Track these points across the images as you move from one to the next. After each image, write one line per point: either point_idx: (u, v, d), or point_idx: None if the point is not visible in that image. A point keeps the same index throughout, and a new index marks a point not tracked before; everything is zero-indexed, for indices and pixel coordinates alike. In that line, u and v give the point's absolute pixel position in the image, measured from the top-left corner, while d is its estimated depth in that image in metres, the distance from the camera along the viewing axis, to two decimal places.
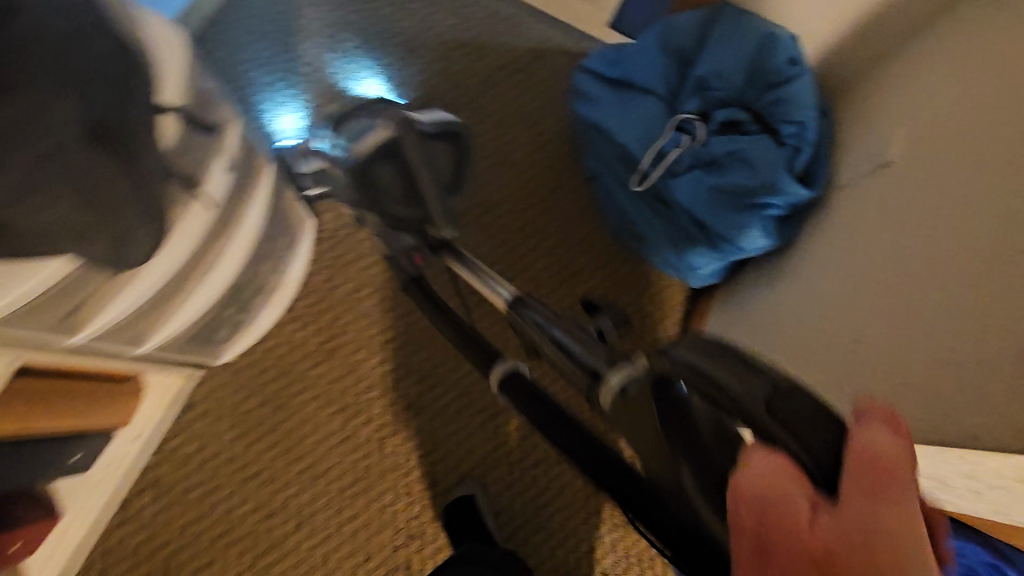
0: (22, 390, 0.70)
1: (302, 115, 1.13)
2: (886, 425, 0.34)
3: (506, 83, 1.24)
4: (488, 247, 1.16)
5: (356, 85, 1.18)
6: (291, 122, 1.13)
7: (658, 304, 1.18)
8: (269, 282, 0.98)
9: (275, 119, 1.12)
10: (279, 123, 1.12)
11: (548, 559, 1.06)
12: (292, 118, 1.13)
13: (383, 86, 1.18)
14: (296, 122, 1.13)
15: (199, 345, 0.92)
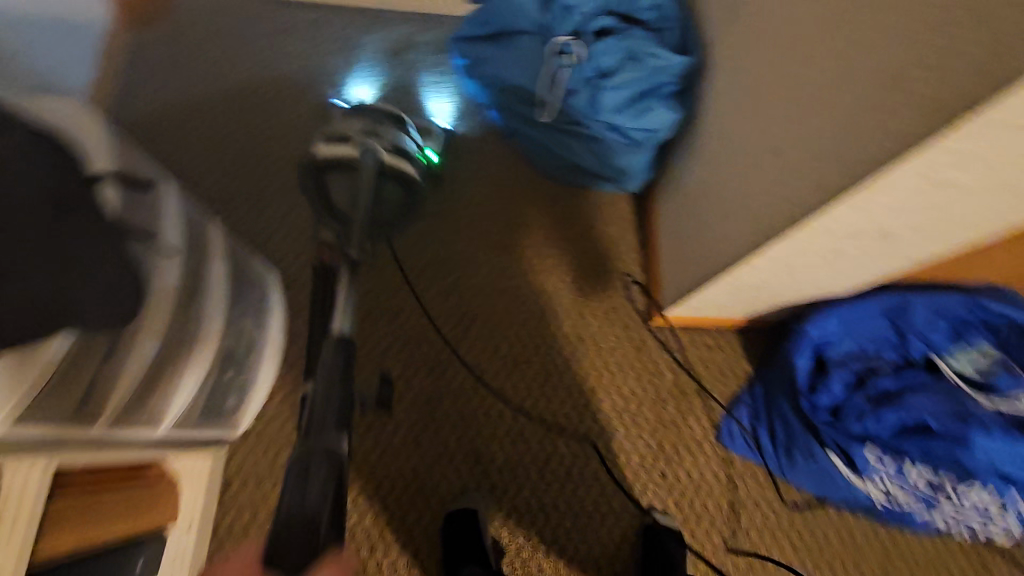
0: (65, 507, 0.70)
1: (375, 91, 1.28)
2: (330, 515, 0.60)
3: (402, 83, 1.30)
4: (442, 232, 1.21)
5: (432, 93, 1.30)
6: (361, 94, 1.27)
7: (614, 223, 1.25)
8: (257, 339, 1.01)
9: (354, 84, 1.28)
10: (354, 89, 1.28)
11: (608, 481, 1.10)
12: (368, 91, 1.28)
13: (451, 104, 1.29)
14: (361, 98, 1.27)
15: (212, 416, 0.95)
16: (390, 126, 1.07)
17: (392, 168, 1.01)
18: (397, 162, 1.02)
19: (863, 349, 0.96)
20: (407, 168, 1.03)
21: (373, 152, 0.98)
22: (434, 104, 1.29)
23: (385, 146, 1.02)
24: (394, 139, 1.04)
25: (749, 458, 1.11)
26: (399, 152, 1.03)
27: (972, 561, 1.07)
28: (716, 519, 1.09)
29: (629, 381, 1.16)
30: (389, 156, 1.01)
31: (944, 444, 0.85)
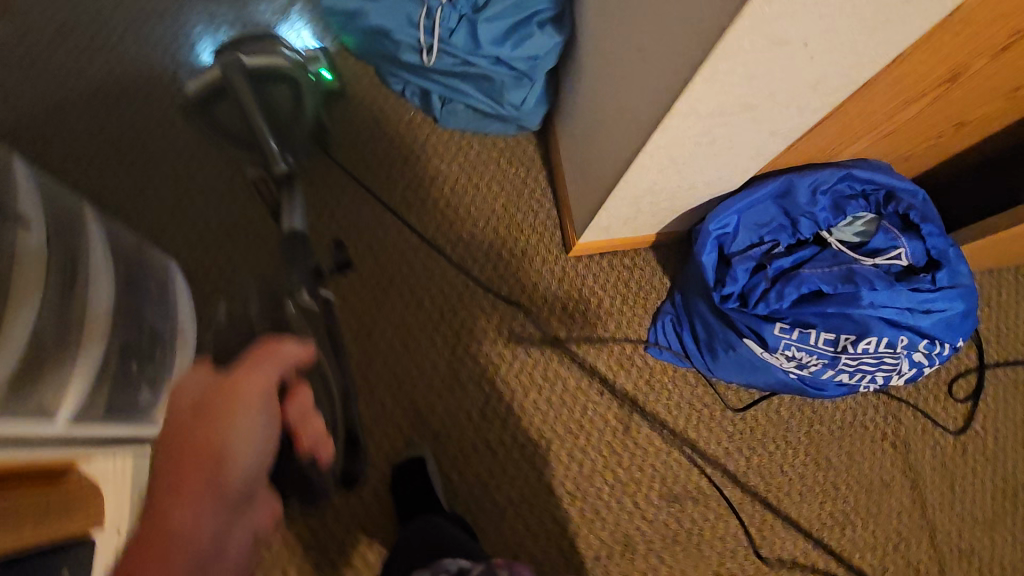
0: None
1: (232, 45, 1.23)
2: (266, 367, 0.66)
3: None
4: (348, 197, 1.20)
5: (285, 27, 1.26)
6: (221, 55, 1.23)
7: (520, 164, 1.26)
8: (163, 330, 1.00)
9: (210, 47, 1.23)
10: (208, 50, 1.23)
11: (549, 409, 1.13)
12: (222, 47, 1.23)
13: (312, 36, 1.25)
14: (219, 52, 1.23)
15: (126, 414, 0.91)
16: (256, 40, 1.08)
17: (258, 67, 1.05)
18: (259, 56, 1.05)
19: (760, 236, 1.01)
20: (279, 60, 1.06)
21: (235, 59, 1.03)
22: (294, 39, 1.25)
23: (248, 52, 1.06)
24: (266, 48, 1.07)
25: (678, 365, 1.18)
26: (261, 53, 1.06)
27: (879, 417, 1.21)
28: (655, 425, 1.15)
29: (555, 312, 1.19)
30: (257, 64, 1.05)
31: (835, 304, 0.92)
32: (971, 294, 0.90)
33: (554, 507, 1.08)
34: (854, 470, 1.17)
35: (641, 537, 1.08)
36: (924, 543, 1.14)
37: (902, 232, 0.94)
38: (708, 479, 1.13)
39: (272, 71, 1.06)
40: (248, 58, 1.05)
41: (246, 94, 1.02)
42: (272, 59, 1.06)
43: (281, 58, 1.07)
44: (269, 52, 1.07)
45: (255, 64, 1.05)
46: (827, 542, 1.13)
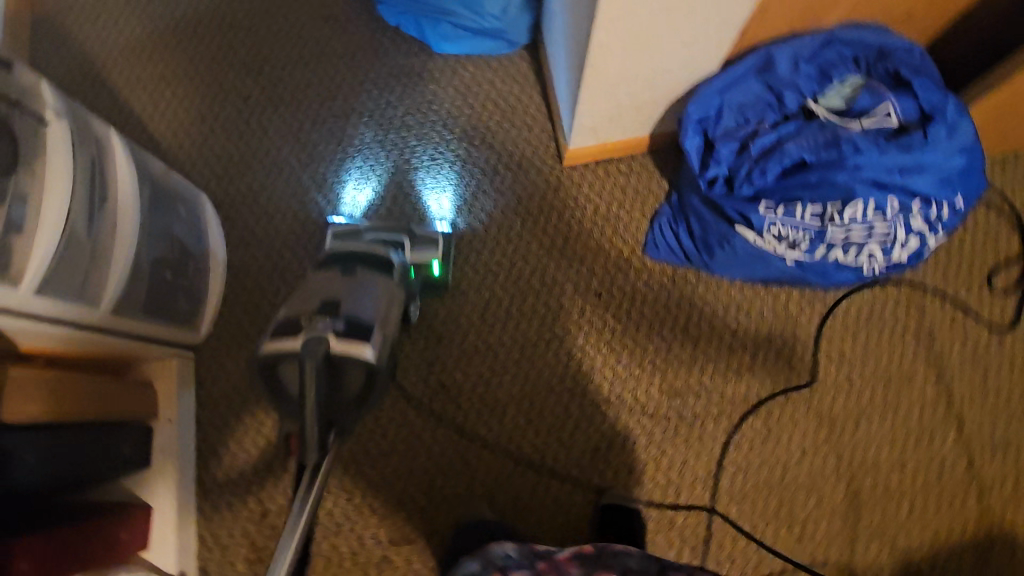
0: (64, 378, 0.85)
1: (370, 193, 1.24)
2: None
3: (409, 198, 1.23)
4: (352, 126, 1.28)
5: (427, 189, 1.24)
6: (357, 201, 1.24)
7: (513, 81, 1.29)
8: (196, 249, 1.12)
9: (349, 196, 1.24)
10: (351, 195, 1.25)
11: (548, 312, 1.16)
12: (361, 195, 1.24)
13: (449, 205, 1.22)
14: (356, 207, 1.24)
15: (166, 317, 1.04)
16: (371, 269, 0.93)
17: (340, 358, 0.78)
18: (349, 348, 0.78)
19: (745, 116, 0.98)
20: (369, 355, 0.79)
21: (322, 338, 0.77)
22: (431, 199, 1.23)
23: (339, 325, 0.80)
24: (381, 315, 0.87)
25: (676, 264, 1.17)
26: (362, 316, 0.85)
27: (899, 309, 1.15)
28: (655, 323, 1.15)
29: (551, 221, 1.21)
30: (344, 327, 0.80)
31: (818, 174, 0.89)
32: (967, 148, 0.86)
33: (554, 402, 1.11)
34: (869, 365, 1.12)
35: (641, 434, 1.10)
36: (950, 435, 1.08)
37: (893, 92, 0.90)
38: (711, 374, 1.13)
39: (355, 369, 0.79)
40: (341, 330, 0.80)
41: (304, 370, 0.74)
42: (362, 320, 0.83)
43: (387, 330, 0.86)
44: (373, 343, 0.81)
45: (341, 353, 0.78)
46: (839, 435, 1.09)
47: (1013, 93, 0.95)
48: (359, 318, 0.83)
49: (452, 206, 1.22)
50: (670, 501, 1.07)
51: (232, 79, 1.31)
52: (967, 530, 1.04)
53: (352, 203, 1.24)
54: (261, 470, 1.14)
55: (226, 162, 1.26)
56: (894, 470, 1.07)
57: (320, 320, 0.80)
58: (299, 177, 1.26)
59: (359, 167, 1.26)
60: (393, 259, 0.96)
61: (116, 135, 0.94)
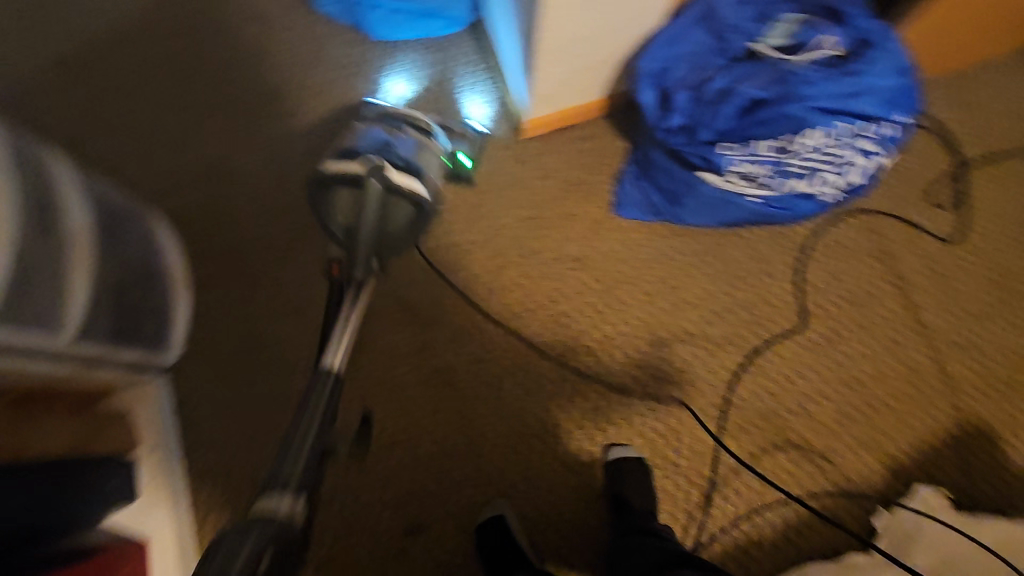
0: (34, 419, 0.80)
1: (413, 86, 1.26)
2: None
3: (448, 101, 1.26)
4: (304, 122, 1.25)
5: (464, 91, 1.26)
6: (398, 92, 1.26)
7: (461, 61, 1.28)
8: (156, 267, 1.07)
9: (389, 85, 1.26)
10: (393, 89, 1.26)
11: (531, 282, 1.16)
12: (403, 89, 1.26)
13: (485, 106, 1.25)
14: (395, 96, 1.26)
15: (135, 341, 0.99)
16: (418, 133, 1.04)
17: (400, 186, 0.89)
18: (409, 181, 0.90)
19: (696, 67, 1.01)
20: (421, 192, 0.90)
21: (386, 165, 0.89)
22: (469, 105, 1.26)
23: (400, 161, 0.91)
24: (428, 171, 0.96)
25: (647, 220, 1.20)
26: (413, 160, 0.94)
27: (857, 235, 1.21)
28: (634, 279, 1.18)
29: (520, 193, 1.21)
30: (401, 166, 0.91)
31: (772, 108, 0.93)
32: (902, 68, 0.91)
33: (548, 369, 1.12)
34: (837, 290, 1.18)
35: (637, 386, 1.12)
36: (918, 343, 1.15)
37: (829, 25, 0.95)
38: (695, 319, 1.16)
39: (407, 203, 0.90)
40: (401, 165, 0.91)
41: (370, 190, 0.88)
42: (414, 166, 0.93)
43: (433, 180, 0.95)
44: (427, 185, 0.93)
45: (395, 181, 0.88)
46: (820, 358, 1.15)
47: (929, 18, 1.03)
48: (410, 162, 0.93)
49: (489, 112, 1.26)
50: (674, 446, 1.10)
51: (168, 90, 1.26)
52: (945, 428, 1.11)
53: (392, 94, 1.26)
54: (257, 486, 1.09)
55: (172, 176, 1.21)
56: (874, 383, 1.14)
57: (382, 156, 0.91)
58: (255, 180, 1.22)
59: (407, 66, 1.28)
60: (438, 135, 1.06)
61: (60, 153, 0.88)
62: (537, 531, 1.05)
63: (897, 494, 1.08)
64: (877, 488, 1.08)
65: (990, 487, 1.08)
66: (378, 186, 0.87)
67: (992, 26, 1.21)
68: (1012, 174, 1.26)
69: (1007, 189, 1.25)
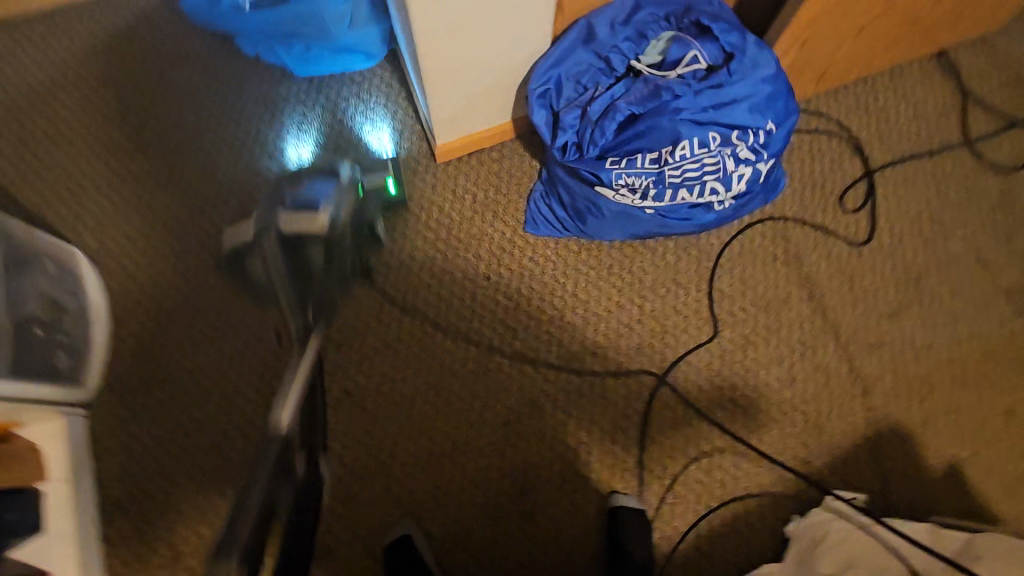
0: None
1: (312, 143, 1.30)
2: None
3: (350, 141, 1.30)
4: (224, 156, 1.29)
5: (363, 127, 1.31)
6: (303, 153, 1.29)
7: (377, 90, 1.33)
8: (72, 304, 1.11)
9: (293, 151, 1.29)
10: (294, 152, 1.30)
11: (443, 301, 1.18)
12: (306, 148, 1.30)
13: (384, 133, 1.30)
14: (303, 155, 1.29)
15: (43, 377, 1.02)
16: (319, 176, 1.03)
17: (293, 226, 0.89)
18: (297, 220, 0.89)
19: (582, 85, 1.03)
20: (318, 218, 0.89)
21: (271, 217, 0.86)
22: (372, 137, 1.30)
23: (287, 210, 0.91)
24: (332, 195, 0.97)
25: (559, 236, 1.22)
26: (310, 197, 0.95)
27: (767, 242, 1.22)
28: (545, 294, 1.19)
29: (433, 215, 1.24)
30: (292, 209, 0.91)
31: (647, 120, 0.96)
32: (767, 75, 0.94)
33: (459, 386, 1.13)
34: (747, 297, 1.19)
35: (548, 401, 1.13)
36: (831, 347, 1.16)
37: (699, 38, 0.97)
38: (606, 331, 1.17)
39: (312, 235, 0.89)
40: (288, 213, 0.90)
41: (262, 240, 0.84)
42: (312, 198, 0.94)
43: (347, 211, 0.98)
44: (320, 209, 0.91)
45: (289, 229, 0.89)
46: (734, 366, 1.15)
47: (801, 26, 1.06)
48: (305, 201, 0.94)
49: (392, 140, 1.30)
50: (585, 460, 1.10)
51: (93, 130, 1.31)
52: (858, 432, 1.11)
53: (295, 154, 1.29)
54: (174, 514, 1.10)
55: (97, 214, 1.25)
56: (787, 389, 1.14)
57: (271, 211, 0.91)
58: (176, 214, 1.26)
59: (297, 125, 1.31)
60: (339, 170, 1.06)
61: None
62: (445, 551, 1.04)
63: (813, 500, 1.08)
64: (790, 495, 1.08)
65: (905, 490, 1.08)
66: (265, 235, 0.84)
67: (891, 36, 1.21)
68: (921, 174, 1.27)
69: (916, 191, 1.26)
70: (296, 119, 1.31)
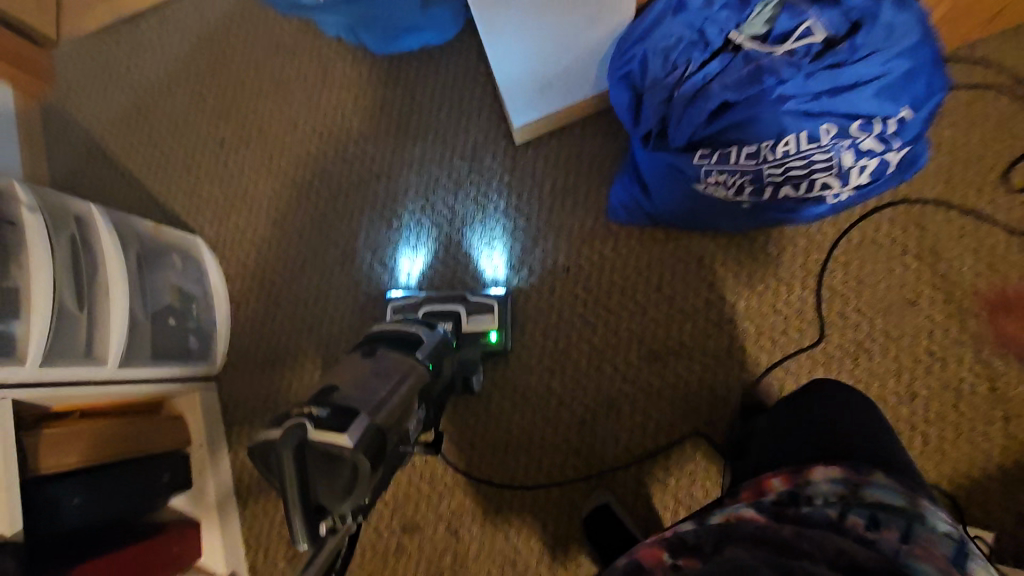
0: (103, 431, 1.00)
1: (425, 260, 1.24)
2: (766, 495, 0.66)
3: (462, 265, 1.22)
4: (315, 145, 1.35)
5: (477, 245, 1.22)
6: (416, 268, 1.24)
7: (454, 69, 1.30)
8: (198, 290, 1.26)
9: (403, 265, 1.25)
10: (407, 265, 1.25)
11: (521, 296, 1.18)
12: (419, 261, 1.24)
13: (499, 262, 1.20)
14: (415, 271, 1.24)
15: (181, 355, 1.19)
16: (398, 349, 1.02)
17: (319, 446, 0.80)
18: (324, 437, 0.81)
19: (672, 62, 0.88)
20: (346, 442, 0.81)
21: (303, 428, 0.80)
22: (484, 260, 1.21)
23: (326, 414, 0.85)
24: (386, 394, 0.93)
25: (643, 223, 1.13)
26: (361, 396, 0.91)
27: (896, 231, 1.04)
28: (627, 288, 1.13)
29: (512, 204, 1.22)
30: (330, 415, 0.86)
31: (744, 111, 0.83)
32: (905, 48, 0.78)
33: (536, 381, 1.14)
34: (863, 298, 1.04)
35: (626, 403, 1.10)
36: (966, 360, 0.99)
37: (817, 3, 0.82)
38: (691, 332, 1.10)
39: (338, 462, 0.81)
40: (325, 421, 0.84)
41: (286, 453, 0.75)
42: (356, 403, 0.89)
43: (401, 405, 0.93)
44: (352, 431, 0.83)
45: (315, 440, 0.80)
46: (840, 375, 1.03)
47: None
48: (345, 408, 0.88)
49: (504, 264, 1.20)
50: (664, 465, 1.07)
51: (206, 125, 1.42)
52: (993, 460, 0.96)
53: (407, 273, 1.24)
54: None
55: (213, 204, 1.38)
56: (903, 406, 1.00)
57: (311, 409, 0.87)
58: (277, 204, 1.35)
59: (410, 238, 1.26)
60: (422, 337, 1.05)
61: (97, 208, 1.06)
62: (522, 539, 1.10)
63: None
64: None
65: None
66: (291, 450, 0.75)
67: None
68: None
69: None
70: (411, 230, 1.26)
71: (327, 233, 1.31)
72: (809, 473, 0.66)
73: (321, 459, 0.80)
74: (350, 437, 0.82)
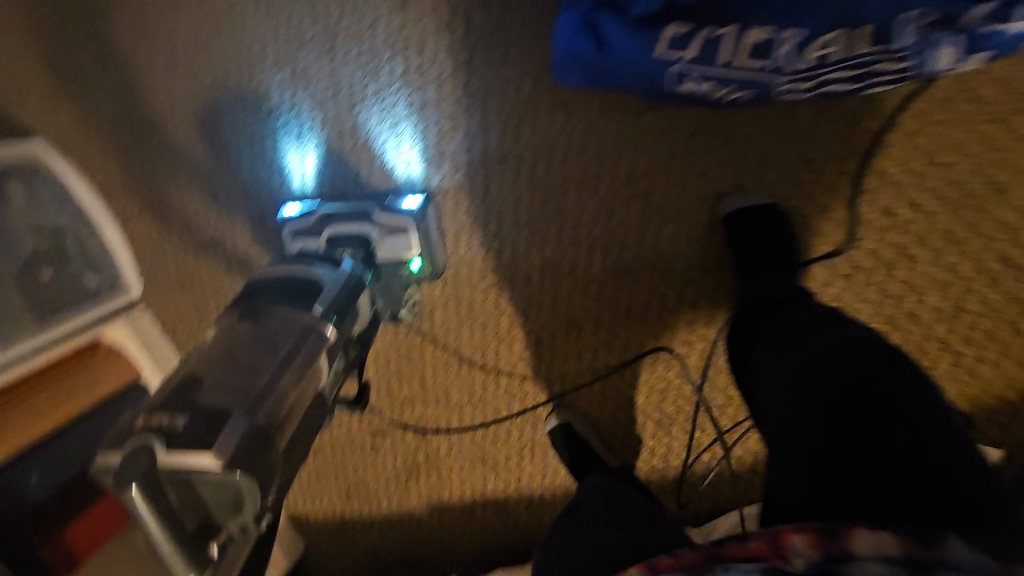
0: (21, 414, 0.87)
1: (316, 155, 0.92)
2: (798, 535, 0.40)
3: (364, 161, 0.90)
4: None
5: (378, 132, 0.88)
6: (309, 167, 0.93)
7: None
8: (70, 216, 0.95)
9: (292, 164, 0.94)
10: (297, 164, 0.94)
11: (450, 202, 0.89)
12: (309, 159, 0.93)
13: (411, 155, 0.88)
14: (308, 172, 0.94)
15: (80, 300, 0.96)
16: (286, 300, 0.70)
17: (178, 475, 0.54)
18: (180, 459, 0.53)
19: None
20: (210, 467, 0.53)
21: (145, 453, 0.53)
22: (392, 153, 0.89)
23: (183, 425, 0.56)
24: (271, 378, 0.62)
25: (608, 86, 0.70)
26: (239, 383, 0.61)
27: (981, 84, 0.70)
28: (588, 183, 0.84)
29: (419, 63, 0.84)
30: (190, 423, 0.56)
31: None
32: None
33: (482, 301, 0.95)
34: (914, 185, 0.74)
35: (589, 319, 0.92)
36: None
37: None
38: (672, 237, 0.84)
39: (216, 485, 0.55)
40: (184, 433, 0.55)
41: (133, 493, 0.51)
42: (230, 401, 0.59)
43: (301, 388, 0.65)
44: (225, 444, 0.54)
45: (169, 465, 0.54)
46: (863, 288, 0.79)
47: None
48: (211, 412, 0.57)
49: (418, 158, 0.88)
50: (636, 381, 0.95)
51: None
52: None
53: (299, 174, 0.94)
54: None
55: (34, 84, 1.01)
56: (936, 322, 0.79)
57: (162, 419, 0.57)
58: (116, 81, 0.98)
59: (291, 124, 0.92)
60: (321, 274, 0.74)
61: None
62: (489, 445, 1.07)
63: None
64: None
65: None
66: (139, 485, 0.51)
67: None
68: None
69: None
70: (287, 113, 0.92)
71: (190, 120, 0.97)
72: (844, 538, 0.38)
73: (185, 485, 0.55)
74: (221, 453, 0.54)
